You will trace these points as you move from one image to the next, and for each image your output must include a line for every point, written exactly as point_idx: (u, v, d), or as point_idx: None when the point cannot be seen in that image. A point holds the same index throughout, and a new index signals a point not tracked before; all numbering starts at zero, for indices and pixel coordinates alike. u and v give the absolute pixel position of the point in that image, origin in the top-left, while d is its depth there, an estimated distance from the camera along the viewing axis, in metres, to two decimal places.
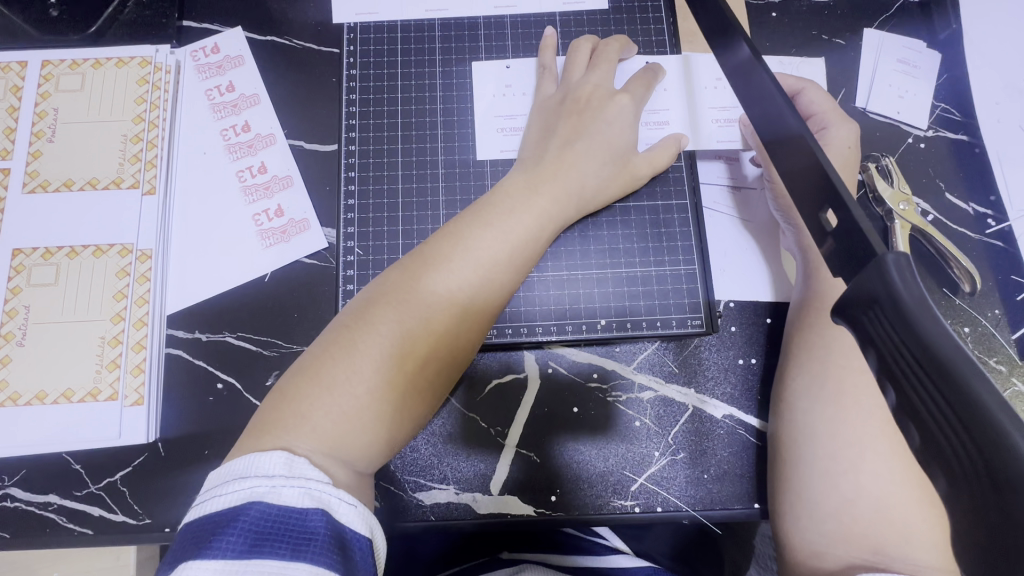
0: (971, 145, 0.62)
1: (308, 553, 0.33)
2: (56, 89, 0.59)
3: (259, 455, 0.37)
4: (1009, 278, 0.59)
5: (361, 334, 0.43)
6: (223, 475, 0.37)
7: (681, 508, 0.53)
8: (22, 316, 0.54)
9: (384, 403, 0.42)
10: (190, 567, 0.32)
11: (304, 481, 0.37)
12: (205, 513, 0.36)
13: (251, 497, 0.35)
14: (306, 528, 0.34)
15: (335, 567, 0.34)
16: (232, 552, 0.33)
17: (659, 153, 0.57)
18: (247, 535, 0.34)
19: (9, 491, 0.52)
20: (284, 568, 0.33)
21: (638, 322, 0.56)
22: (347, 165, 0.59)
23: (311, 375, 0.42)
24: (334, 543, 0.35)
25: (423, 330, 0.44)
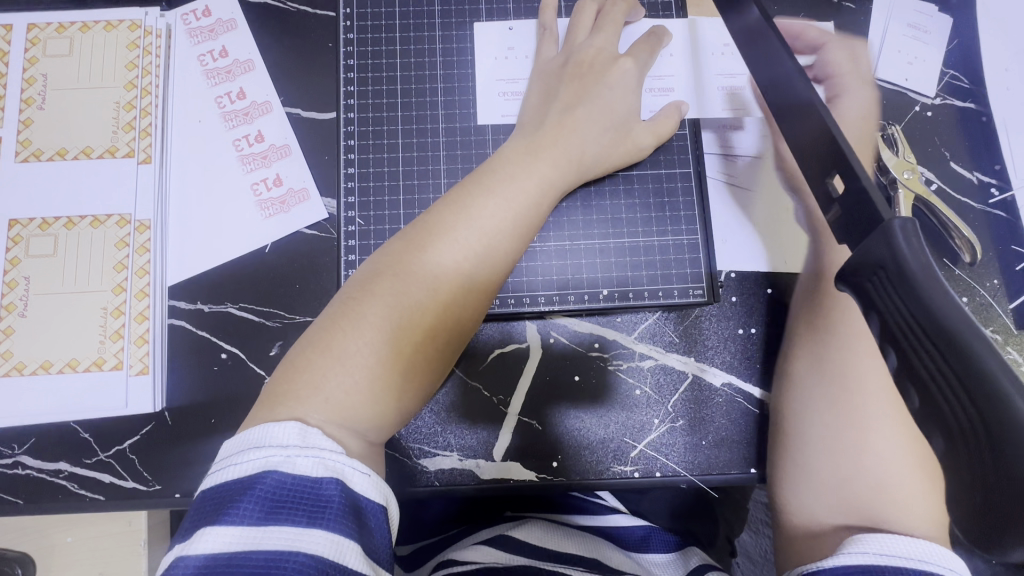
0: (979, 112, 0.61)
1: (324, 521, 0.35)
2: (44, 54, 0.58)
3: (273, 426, 0.38)
4: (1010, 248, 0.59)
5: (365, 303, 0.43)
6: (239, 444, 0.38)
7: (679, 473, 0.55)
8: (22, 287, 0.54)
9: (390, 371, 0.42)
10: (210, 532, 0.34)
11: (318, 451, 0.37)
12: (223, 480, 0.37)
13: (267, 466, 0.36)
14: (321, 496, 0.36)
15: (348, 534, 0.35)
16: (250, 518, 0.34)
17: (663, 122, 0.56)
18: (264, 502, 0.35)
19: (20, 459, 0.53)
20: (301, 535, 0.34)
21: (640, 292, 0.57)
22: (346, 133, 0.58)
23: (318, 344, 0.42)
24: (348, 511, 0.36)
25: (429, 300, 0.44)
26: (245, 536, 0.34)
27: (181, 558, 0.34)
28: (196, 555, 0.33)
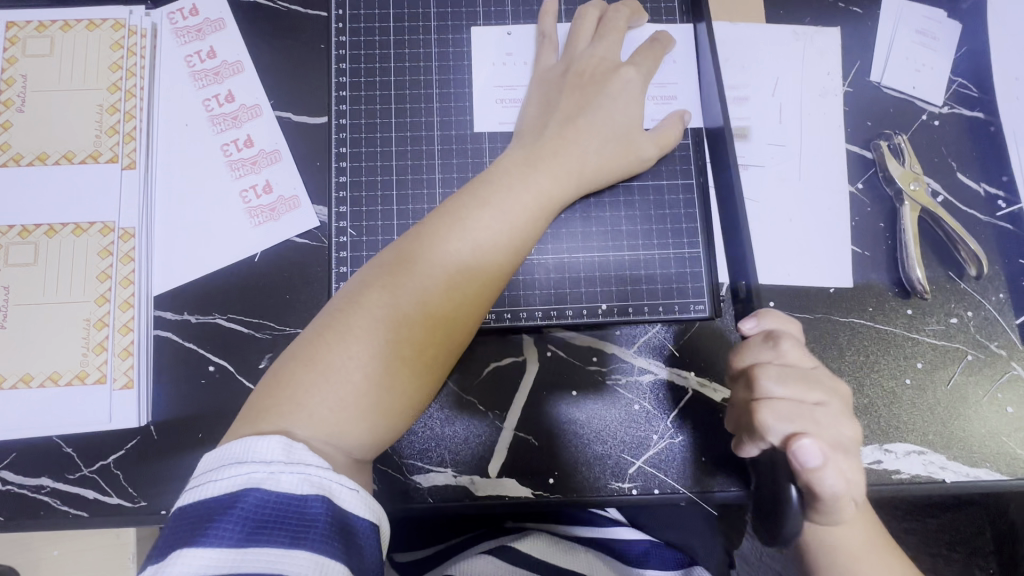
0: (987, 122, 0.60)
1: (308, 541, 0.34)
2: (23, 54, 0.56)
3: (255, 440, 0.36)
4: (1017, 262, 0.58)
5: (357, 322, 0.42)
6: (219, 458, 0.37)
7: (678, 490, 0.54)
8: (1, 297, 0.52)
9: (382, 392, 0.41)
10: (187, 553, 0.33)
11: (303, 467, 0.36)
12: (202, 496, 0.35)
13: (249, 483, 0.35)
14: (305, 515, 0.35)
15: (333, 554, 0.34)
16: (230, 539, 0.33)
17: (665, 131, 0.54)
18: (246, 522, 0.34)
19: (0, 474, 0.51)
20: (283, 557, 0.33)
21: (641, 307, 0.55)
22: (338, 139, 0.56)
23: (307, 367, 0.41)
24: (334, 529, 0.35)
25: (424, 316, 0.43)
26: (224, 557, 0.33)
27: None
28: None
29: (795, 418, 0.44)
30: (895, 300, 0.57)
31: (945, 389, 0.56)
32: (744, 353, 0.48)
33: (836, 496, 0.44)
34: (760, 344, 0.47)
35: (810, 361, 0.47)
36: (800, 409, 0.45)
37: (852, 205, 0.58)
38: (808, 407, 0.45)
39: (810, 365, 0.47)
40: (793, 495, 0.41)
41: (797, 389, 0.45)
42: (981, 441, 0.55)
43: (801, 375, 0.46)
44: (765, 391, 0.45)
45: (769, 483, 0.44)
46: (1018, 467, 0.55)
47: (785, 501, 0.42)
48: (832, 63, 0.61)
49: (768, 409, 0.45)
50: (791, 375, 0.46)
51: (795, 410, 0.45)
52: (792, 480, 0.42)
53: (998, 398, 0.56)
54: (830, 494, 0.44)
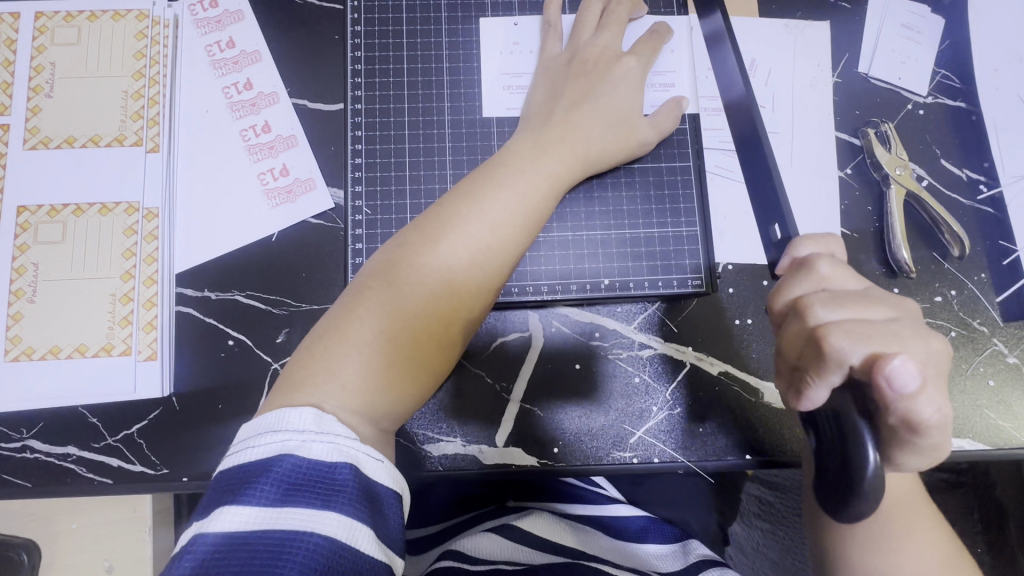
0: (969, 111, 0.63)
1: (338, 503, 0.36)
2: (52, 43, 0.58)
3: (289, 410, 0.39)
4: (997, 243, 0.61)
5: (378, 291, 0.44)
6: (255, 427, 0.39)
7: (677, 460, 0.56)
8: (31, 273, 0.54)
9: (400, 355, 0.44)
10: (227, 512, 0.35)
11: (333, 437, 0.38)
12: (239, 462, 0.38)
13: (284, 450, 0.37)
14: (336, 480, 0.37)
15: (361, 518, 0.36)
16: (267, 499, 0.35)
17: (663, 117, 0.57)
18: (281, 485, 0.36)
19: (29, 443, 0.54)
20: (315, 518, 0.35)
21: (640, 283, 0.58)
22: (354, 124, 0.59)
23: (331, 330, 0.43)
24: (362, 495, 0.37)
25: (441, 287, 0.45)
26: (261, 516, 0.35)
27: (199, 538, 0.34)
28: (213, 534, 0.34)
29: (865, 338, 0.37)
30: (883, 280, 0.60)
31: None
32: (790, 287, 0.42)
33: (932, 425, 0.37)
34: (799, 271, 0.42)
35: (858, 283, 0.41)
36: (873, 328, 0.38)
37: (841, 188, 0.62)
38: (880, 325, 0.38)
39: (859, 287, 0.41)
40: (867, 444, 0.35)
41: (858, 309, 0.39)
42: (964, 413, 0.58)
43: (857, 297, 0.40)
44: (821, 317, 0.39)
45: (836, 435, 0.37)
46: (999, 438, 0.58)
47: (858, 457, 0.35)
48: (822, 55, 0.64)
49: (837, 330, 0.37)
50: (835, 295, 0.40)
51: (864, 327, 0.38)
52: (863, 411, 0.37)
53: (980, 371, 0.59)
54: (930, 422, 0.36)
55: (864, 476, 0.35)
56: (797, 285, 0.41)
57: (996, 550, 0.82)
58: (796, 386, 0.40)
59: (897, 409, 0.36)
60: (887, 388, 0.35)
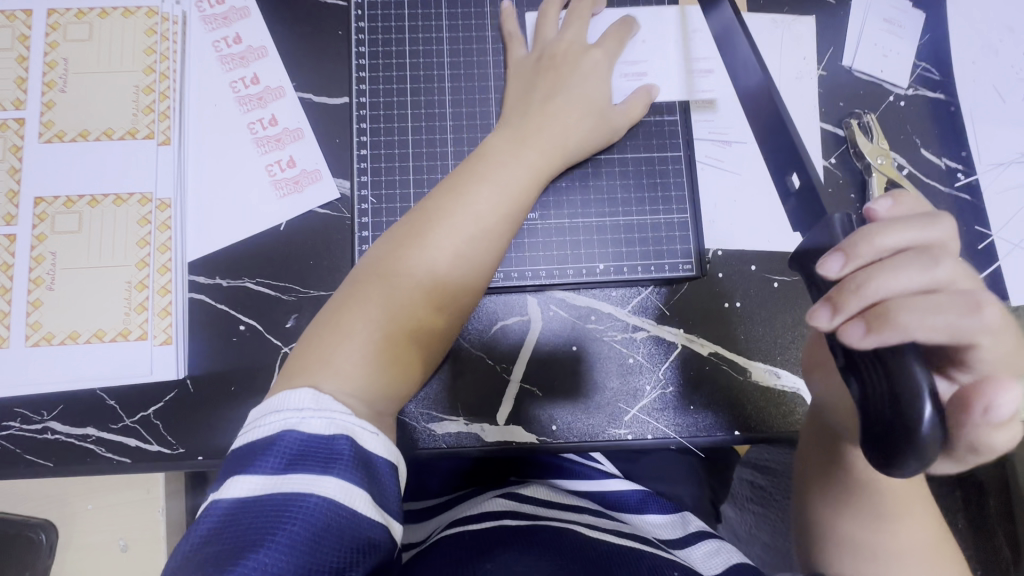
0: (947, 103, 0.66)
1: (336, 470, 0.38)
2: (64, 39, 0.60)
3: (289, 392, 0.41)
4: (973, 228, 0.64)
5: (372, 284, 0.48)
6: (260, 410, 0.42)
7: (670, 435, 0.59)
8: (49, 262, 0.57)
9: (394, 336, 0.47)
10: (238, 481, 0.38)
11: (330, 413, 0.41)
12: (247, 440, 0.40)
13: (285, 427, 0.40)
14: (332, 450, 0.39)
15: (358, 482, 0.38)
16: (272, 469, 0.38)
17: (634, 106, 0.60)
18: (284, 456, 0.38)
19: (49, 425, 0.56)
20: (315, 482, 0.37)
21: (634, 267, 0.61)
22: (359, 117, 0.61)
23: (328, 323, 0.47)
24: (358, 464, 0.39)
25: (428, 273, 0.49)
26: (268, 483, 0.37)
27: (214, 504, 0.37)
28: (226, 500, 0.37)
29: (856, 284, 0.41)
30: None
31: None
32: (898, 227, 0.36)
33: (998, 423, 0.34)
34: (920, 221, 0.36)
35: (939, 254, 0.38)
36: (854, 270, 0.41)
37: (826, 177, 0.64)
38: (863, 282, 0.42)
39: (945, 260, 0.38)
40: (927, 395, 0.31)
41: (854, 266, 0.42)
42: None
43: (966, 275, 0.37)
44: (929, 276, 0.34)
45: (887, 400, 0.32)
46: None
47: (916, 414, 0.31)
48: (807, 48, 0.66)
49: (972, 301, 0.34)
50: (953, 263, 0.35)
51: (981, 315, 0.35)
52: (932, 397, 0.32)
53: None
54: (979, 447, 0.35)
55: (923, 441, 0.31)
56: (917, 230, 0.36)
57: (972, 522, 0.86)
58: (868, 318, 0.34)
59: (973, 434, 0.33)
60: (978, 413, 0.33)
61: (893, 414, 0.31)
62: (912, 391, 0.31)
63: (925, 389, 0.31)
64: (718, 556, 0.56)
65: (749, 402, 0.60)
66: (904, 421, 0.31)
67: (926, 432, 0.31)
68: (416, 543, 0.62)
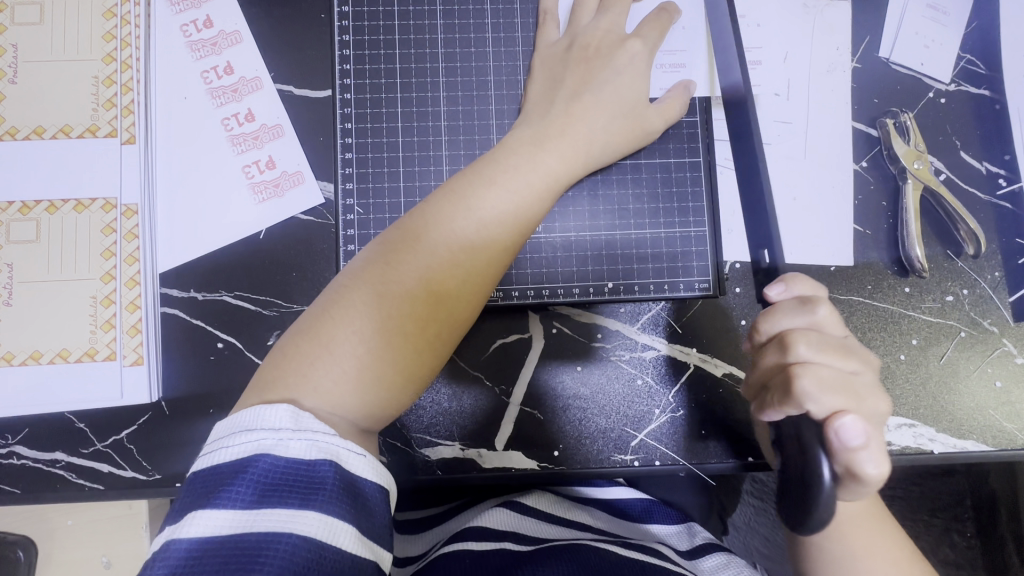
0: (993, 100, 0.60)
1: (317, 502, 0.34)
2: (12, 22, 0.54)
3: (265, 408, 0.36)
4: (1014, 241, 0.58)
5: (358, 291, 0.42)
6: (230, 426, 0.37)
7: (679, 462, 0.55)
8: (5, 274, 0.52)
9: (380, 359, 0.41)
10: (201, 515, 0.33)
11: (311, 434, 0.36)
12: (214, 462, 0.36)
13: (259, 449, 0.35)
14: (314, 478, 0.35)
15: (342, 516, 0.35)
16: (242, 501, 0.34)
17: (670, 104, 0.54)
18: (257, 485, 0.34)
19: (15, 449, 0.52)
20: (292, 517, 0.33)
21: (645, 285, 0.56)
22: (343, 114, 0.55)
23: (308, 333, 0.41)
24: (342, 493, 0.35)
25: (421, 289, 0.43)
26: (237, 518, 0.33)
27: (174, 541, 0.33)
28: (187, 539, 0.33)
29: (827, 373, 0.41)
30: (894, 278, 0.58)
31: (938, 363, 0.57)
32: (775, 320, 0.43)
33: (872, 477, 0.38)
34: (793, 310, 0.42)
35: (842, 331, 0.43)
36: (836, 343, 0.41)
37: (856, 182, 0.59)
38: (849, 374, 0.40)
39: (843, 336, 0.43)
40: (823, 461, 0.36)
41: (833, 357, 0.41)
42: (969, 413, 0.57)
43: (838, 347, 0.41)
44: (798, 355, 0.41)
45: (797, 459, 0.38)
46: (1003, 439, 0.57)
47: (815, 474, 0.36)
48: (841, 38, 0.60)
49: (808, 373, 0.40)
50: (810, 343, 0.41)
51: (837, 381, 0.40)
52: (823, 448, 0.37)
53: (988, 372, 0.57)
54: (871, 478, 0.38)
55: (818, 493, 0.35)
56: (790, 320, 0.42)
57: (988, 536, 0.81)
58: (760, 402, 0.43)
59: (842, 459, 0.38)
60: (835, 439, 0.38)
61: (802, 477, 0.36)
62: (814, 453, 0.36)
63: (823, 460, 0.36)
64: (728, 570, 0.53)
65: None
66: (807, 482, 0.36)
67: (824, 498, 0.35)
68: (411, 558, 0.58)
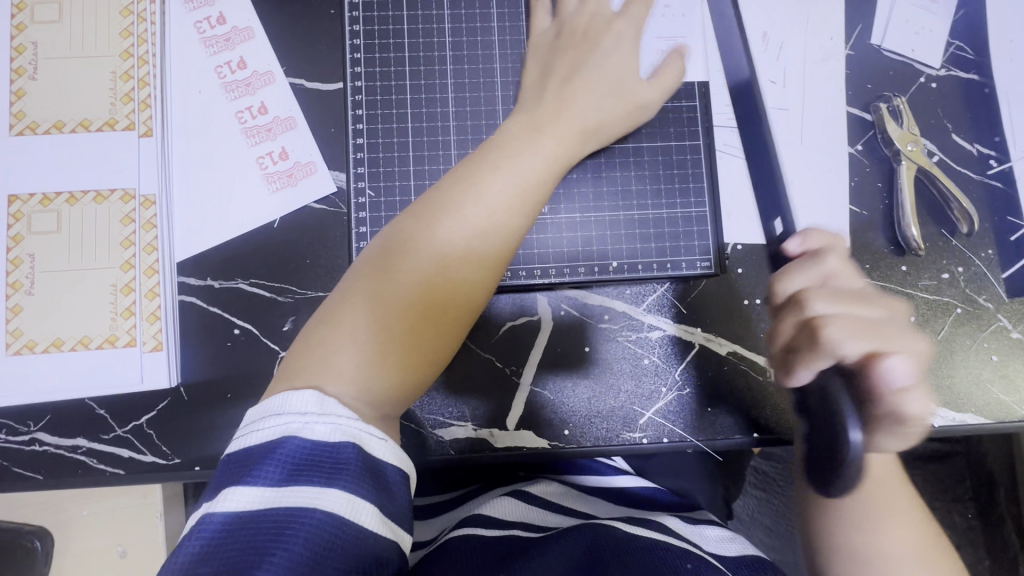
0: (982, 84, 0.62)
1: (341, 480, 0.35)
2: (32, 21, 0.55)
3: (291, 393, 0.38)
4: (1006, 219, 0.60)
5: (372, 277, 0.44)
6: (261, 410, 0.38)
7: (686, 439, 0.57)
8: (27, 265, 0.53)
9: (396, 335, 0.42)
10: (234, 492, 0.35)
11: (335, 418, 0.37)
12: (245, 445, 0.37)
13: (287, 432, 0.37)
14: (338, 458, 0.36)
15: (365, 495, 0.36)
16: (271, 480, 0.35)
17: (663, 77, 0.56)
18: (285, 465, 0.35)
19: (37, 436, 0.53)
20: (318, 495, 0.35)
21: (649, 264, 0.58)
22: (354, 102, 0.57)
23: (329, 311, 0.43)
24: (364, 473, 0.36)
25: (437, 271, 0.44)
26: (266, 495, 0.34)
27: (207, 516, 0.34)
28: (221, 513, 0.34)
29: (865, 334, 0.44)
30: (891, 257, 0.60)
31: (936, 339, 0.59)
32: (791, 281, 0.48)
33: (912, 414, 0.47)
34: (808, 268, 0.48)
35: (859, 282, 0.47)
36: (868, 324, 0.44)
37: (852, 164, 0.61)
38: (873, 322, 0.44)
39: (859, 286, 0.47)
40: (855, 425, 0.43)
41: (854, 308, 0.45)
42: (967, 387, 0.58)
43: (857, 297, 0.45)
44: (822, 310, 0.45)
45: (828, 420, 0.45)
46: (1000, 412, 0.58)
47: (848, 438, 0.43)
48: (834, 27, 0.62)
49: (834, 322, 0.44)
50: (829, 298, 0.45)
51: (863, 326, 0.44)
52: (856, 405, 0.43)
53: (984, 347, 0.59)
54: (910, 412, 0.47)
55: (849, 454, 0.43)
56: (805, 278, 0.48)
57: (987, 515, 0.83)
58: (788, 365, 0.49)
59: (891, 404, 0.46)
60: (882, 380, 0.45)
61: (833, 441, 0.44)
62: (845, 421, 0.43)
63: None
64: (732, 543, 0.55)
65: (773, 407, 0.57)
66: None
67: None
68: (422, 543, 0.59)
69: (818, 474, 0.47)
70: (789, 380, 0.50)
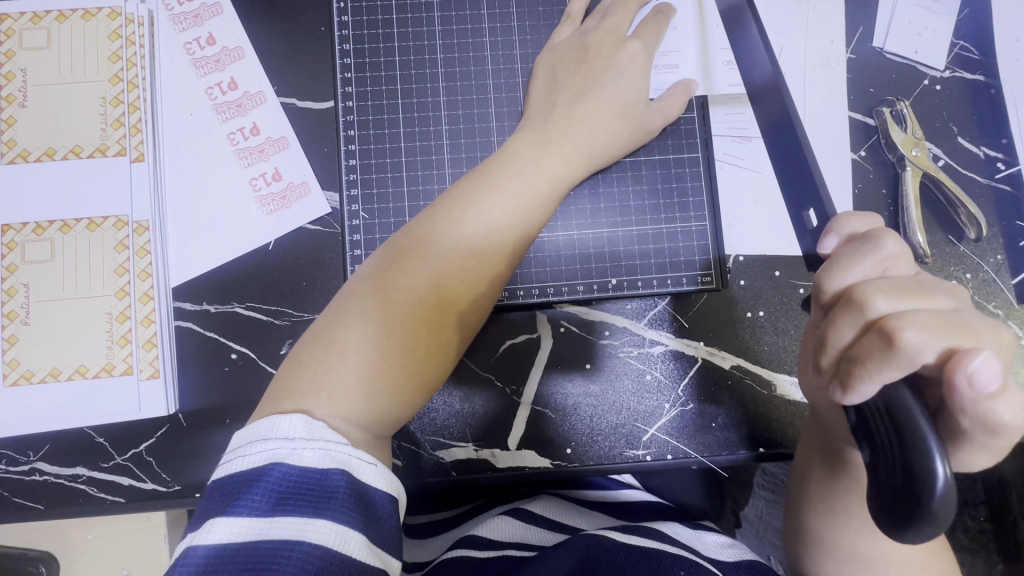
0: (988, 85, 0.60)
1: (328, 510, 0.35)
2: (21, 47, 0.55)
3: (277, 418, 0.37)
4: (1014, 223, 0.59)
5: (370, 298, 0.43)
6: (247, 435, 0.38)
7: (690, 455, 0.56)
8: (22, 294, 0.53)
9: (389, 362, 0.42)
10: (219, 522, 0.34)
11: (323, 443, 0.37)
12: (232, 471, 0.36)
13: (273, 459, 0.36)
14: (326, 487, 0.35)
15: (354, 524, 0.35)
16: (258, 509, 0.34)
17: (671, 101, 0.55)
18: (272, 494, 0.35)
19: (37, 465, 0.53)
20: (305, 525, 0.34)
21: (649, 280, 0.57)
22: (346, 122, 0.56)
23: (318, 339, 0.42)
24: (352, 500, 0.36)
25: (430, 293, 0.44)
26: (252, 526, 0.34)
27: (193, 548, 0.33)
28: (206, 545, 0.33)
29: (941, 328, 0.32)
30: None
31: None
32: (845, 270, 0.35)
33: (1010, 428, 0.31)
34: (858, 247, 0.36)
35: (913, 270, 0.36)
36: (946, 319, 0.32)
37: (855, 171, 0.59)
38: (948, 314, 0.33)
39: (913, 274, 0.36)
40: (936, 456, 0.29)
41: (915, 300, 0.34)
42: None
43: (917, 286, 0.34)
44: (877, 303, 0.33)
45: (893, 445, 0.30)
46: None
47: (926, 469, 0.29)
48: (835, 31, 0.60)
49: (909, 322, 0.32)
50: (886, 292, 0.33)
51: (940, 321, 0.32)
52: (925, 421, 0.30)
53: None
54: (1011, 425, 0.30)
55: (932, 491, 0.29)
56: (860, 264, 0.35)
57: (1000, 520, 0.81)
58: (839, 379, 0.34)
59: (974, 413, 0.30)
60: (967, 388, 0.30)
61: (904, 482, 0.30)
62: (919, 442, 0.29)
63: (933, 439, 0.29)
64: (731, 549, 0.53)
65: (779, 421, 0.56)
66: (915, 473, 0.29)
67: (940, 492, 0.28)
68: (420, 564, 0.58)
69: (887, 507, 0.31)
70: (844, 397, 0.34)
